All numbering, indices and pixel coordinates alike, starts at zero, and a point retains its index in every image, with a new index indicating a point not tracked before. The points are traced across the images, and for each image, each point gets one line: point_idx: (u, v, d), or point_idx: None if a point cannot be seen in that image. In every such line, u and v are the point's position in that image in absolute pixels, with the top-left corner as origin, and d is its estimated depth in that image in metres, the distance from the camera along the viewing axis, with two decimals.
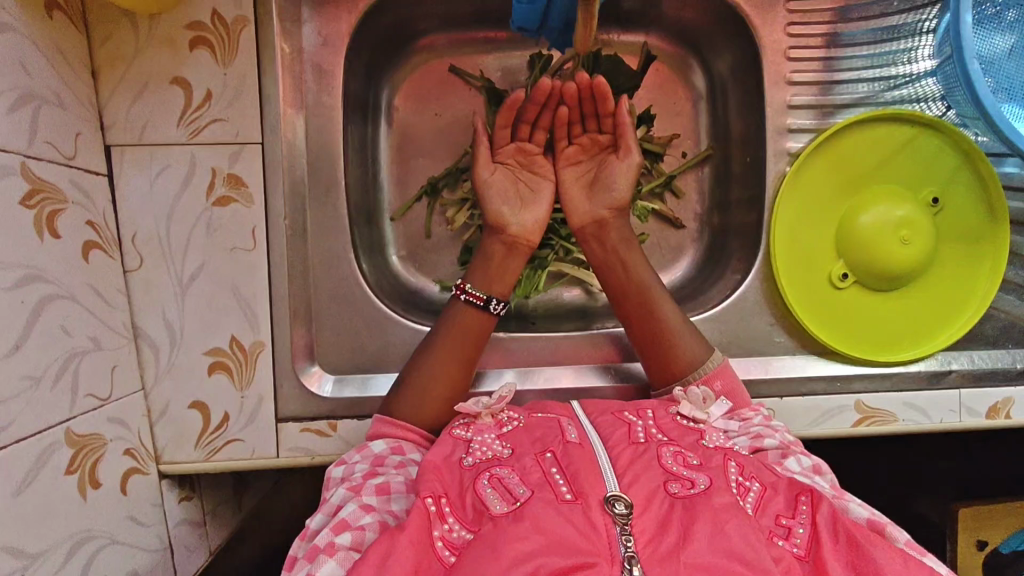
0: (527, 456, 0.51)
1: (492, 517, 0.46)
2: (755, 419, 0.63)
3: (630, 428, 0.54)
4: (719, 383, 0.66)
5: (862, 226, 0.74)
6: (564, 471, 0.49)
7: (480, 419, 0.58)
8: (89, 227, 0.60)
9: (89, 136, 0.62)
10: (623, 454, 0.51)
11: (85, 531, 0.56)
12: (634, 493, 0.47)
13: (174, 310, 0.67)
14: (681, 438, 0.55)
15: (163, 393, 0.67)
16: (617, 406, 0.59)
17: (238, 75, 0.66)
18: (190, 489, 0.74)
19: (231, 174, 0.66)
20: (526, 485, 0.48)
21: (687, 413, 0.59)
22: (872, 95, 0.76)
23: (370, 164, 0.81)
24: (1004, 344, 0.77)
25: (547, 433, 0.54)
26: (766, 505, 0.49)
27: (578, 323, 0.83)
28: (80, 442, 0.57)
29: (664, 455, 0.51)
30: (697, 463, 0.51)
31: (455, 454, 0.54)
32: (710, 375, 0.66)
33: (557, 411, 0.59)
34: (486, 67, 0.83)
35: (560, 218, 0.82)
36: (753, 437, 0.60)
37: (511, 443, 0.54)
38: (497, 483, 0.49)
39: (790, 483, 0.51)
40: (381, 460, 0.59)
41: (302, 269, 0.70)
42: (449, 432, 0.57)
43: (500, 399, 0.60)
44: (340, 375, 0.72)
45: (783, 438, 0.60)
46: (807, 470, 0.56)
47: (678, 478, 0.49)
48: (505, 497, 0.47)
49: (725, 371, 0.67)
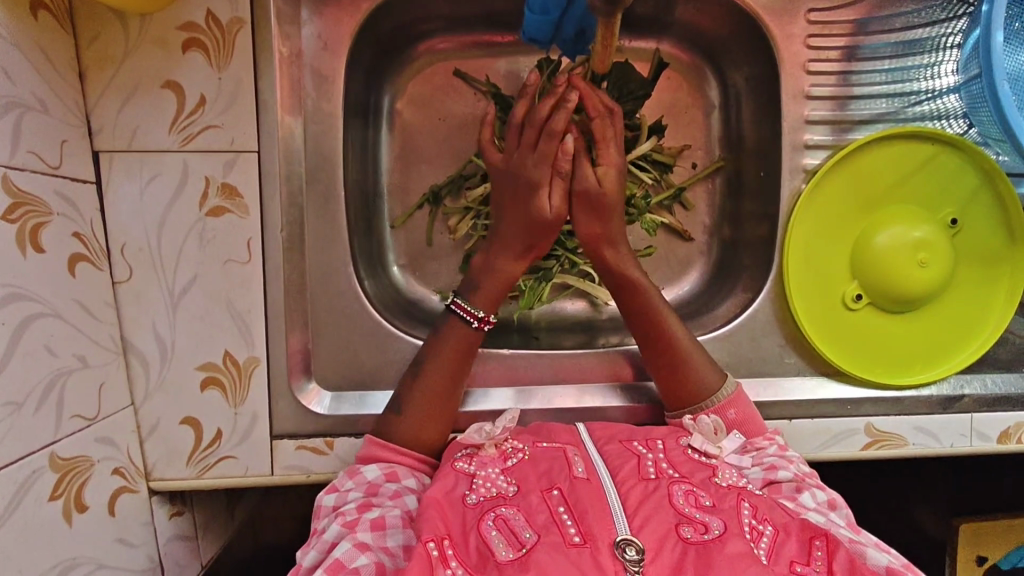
0: (534, 494, 0.50)
1: (497, 565, 0.44)
2: (771, 449, 0.61)
3: (639, 461, 0.54)
4: (732, 412, 0.64)
5: (878, 246, 0.72)
6: (572, 511, 0.48)
7: (483, 450, 0.58)
8: (75, 239, 0.58)
9: (76, 143, 0.59)
10: (632, 492, 0.50)
11: (70, 558, 0.53)
12: (644, 538, 0.45)
13: (165, 324, 0.64)
14: (693, 476, 0.54)
15: (152, 409, 0.65)
16: (626, 434, 0.60)
17: (234, 80, 0.63)
18: (182, 504, 0.71)
19: (226, 184, 0.63)
20: (532, 528, 0.47)
21: (699, 447, 0.58)
22: (892, 112, 0.74)
23: (370, 170, 0.78)
24: (1018, 368, 0.75)
25: (552, 467, 0.53)
26: (779, 550, 0.47)
27: (583, 338, 0.81)
28: (65, 466, 0.54)
29: (676, 493, 0.50)
30: (709, 504, 0.50)
31: (458, 489, 0.53)
32: (724, 403, 0.65)
33: (562, 440, 0.58)
34: (492, 71, 0.80)
35: (567, 230, 0.79)
36: (767, 468, 0.59)
37: (517, 479, 0.53)
38: (502, 526, 0.48)
39: (801, 525, 0.49)
40: (374, 489, 0.57)
41: (299, 281, 0.67)
42: (452, 465, 0.57)
43: (503, 429, 0.59)
44: (338, 391, 0.69)
45: (798, 469, 0.59)
46: (821, 506, 0.55)
47: (691, 521, 0.47)
48: (511, 542, 0.46)
49: (738, 399, 0.65)
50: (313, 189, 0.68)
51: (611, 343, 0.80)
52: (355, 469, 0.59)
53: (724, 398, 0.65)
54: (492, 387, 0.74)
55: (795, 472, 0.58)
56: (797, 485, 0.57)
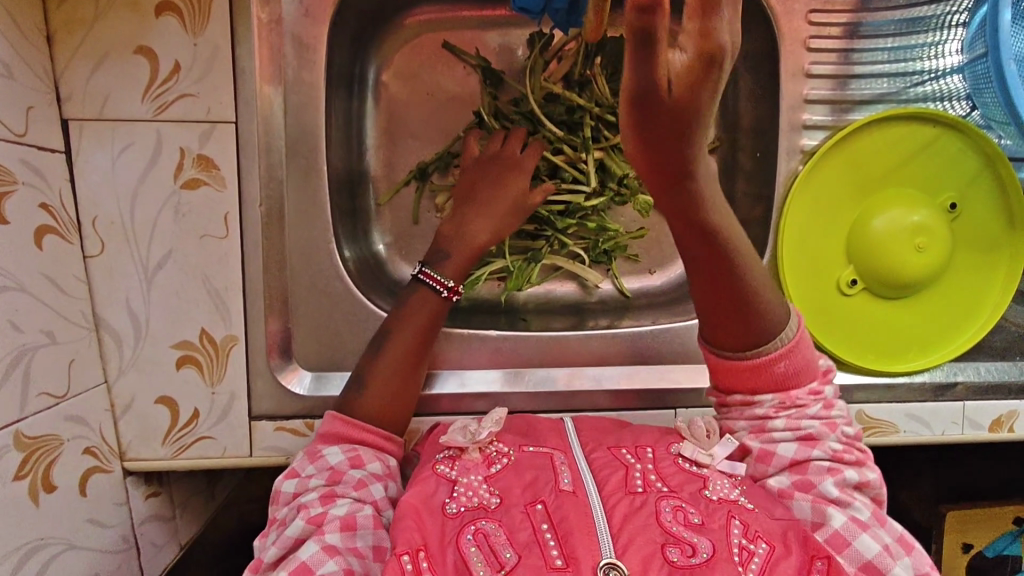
0: (516, 508, 0.49)
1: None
2: (813, 409, 0.56)
3: (627, 472, 0.52)
4: (784, 364, 0.55)
5: (875, 230, 0.70)
6: (556, 530, 0.46)
7: (466, 453, 0.56)
8: (42, 210, 0.55)
9: (44, 110, 0.56)
10: (617, 509, 0.48)
11: (37, 539, 0.52)
12: (629, 561, 0.44)
13: (140, 300, 0.62)
14: (681, 489, 0.52)
15: (126, 387, 0.63)
16: (615, 439, 0.58)
17: (210, 46, 0.60)
18: (159, 485, 0.70)
19: (202, 155, 0.61)
20: (513, 547, 0.46)
21: (689, 456, 0.56)
22: (894, 92, 0.71)
23: (355, 145, 0.76)
24: (1012, 356, 0.74)
25: (538, 478, 0.52)
26: (776, 567, 0.46)
27: (572, 320, 0.79)
28: (32, 445, 0.52)
29: (664, 510, 0.48)
30: (699, 522, 0.48)
31: (437, 495, 0.52)
32: (777, 356, 0.55)
33: (551, 444, 0.57)
34: (483, 43, 0.77)
35: (557, 212, 0.76)
36: (802, 441, 0.55)
37: (500, 489, 0.52)
38: (482, 542, 0.47)
39: (806, 543, 0.47)
40: (337, 475, 0.55)
41: (279, 258, 0.65)
42: (433, 467, 0.55)
43: (488, 432, 0.56)
44: (318, 371, 0.67)
45: (839, 438, 0.56)
46: (846, 495, 0.53)
47: (679, 541, 0.46)
48: (490, 561, 0.45)
49: (796, 349, 0.55)
50: (294, 163, 0.65)
51: (601, 324, 0.78)
52: (316, 452, 0.58)
53: (779, 351, 0.55)
54: (478, 369, 0.72)
55: (833, 450, 0.55)
56: (832, 471, 0.54)
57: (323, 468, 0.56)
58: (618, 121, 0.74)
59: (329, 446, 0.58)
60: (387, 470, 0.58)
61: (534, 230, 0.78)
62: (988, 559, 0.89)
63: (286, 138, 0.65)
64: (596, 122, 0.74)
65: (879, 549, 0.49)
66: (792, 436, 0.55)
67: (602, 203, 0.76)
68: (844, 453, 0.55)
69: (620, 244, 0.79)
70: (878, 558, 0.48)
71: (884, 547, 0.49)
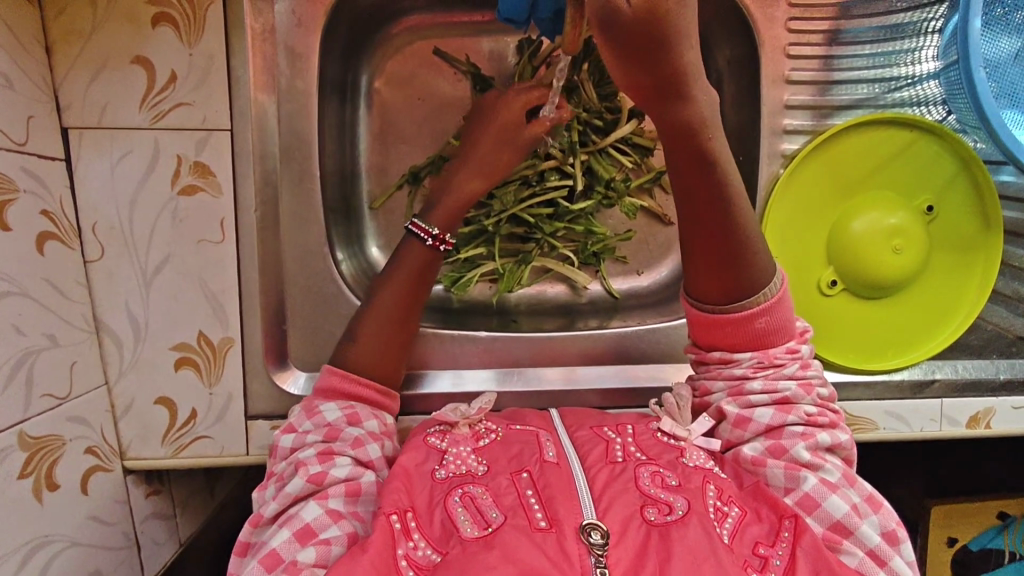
0: (503, 475, 0.51)
1: (461, 542, 0.46)
2: (790, 370, 0.56)
3: (608, 445, 0.55)
4: (762, 321, 0.56)
5: (854, 232, 0.72)
6: (539, 495, 0.48)
7: (456, 428, 0.58)
8: (44, 217, 0.57)
9: (44, 119, 0.58)
10: (599, 476, 0.50)
11: (40, 536, 0.54)
12: (609, 522, 0.46)
13: (139, 304, 0.64)
14: (659, 457, 0.54)
15: (126, 388, 0.65)
16: (596, 421, 0.60)
17: (205, 57, 0.62)
18: (159, 484, 0.71)
19: (199, 162, 0.63)
20: (499, 508, 0.48)
21: (668, 430, 0.58)
22: (872, 97, 0.74)
23: (348, 151, 0.78)
24: (989, 354, 0.76)
25: (523, 449, 0.54)
26: (744, 531, 0.49)
27: (562, 321, 0.81)
28: (35, 444, 0.54)
29: (642, 476, 0.51)
30: (676, 484, 0.51)
31: (427, 462, 0.55)
32: (759, 311, 0.56)
33: (536, 424, 0.59)
34: (472, 50, 0.79)
35: (546, 216, 0.79)
36: (779, 406, 0.55)
37: (487, 459, 0.54)
38: (469, 503, 0.49)
39: (775, 506, 0.51)
40: (334, 433, 0.58)
41: (275, 262, 0.67)
42: (424, 440, 0.58)
43: (479, 409, 0.59)
44: (312, 370, 0.69)
45: (813, 403, 0.56)
46: (818, 457, 0.54)
47: (656, 503, 0.48)
48: (476, 520, 0.47)
49: (775, 308, 0.56)
50: (288, 169, 0.67)
51: (591, 326, 0.79)
52: (313, 408, 0.60)
53: (760, 306, 0.56)
54: (471, 369, 0.74)
55: (807, 413, 0.55)
56: (804, 436, 0.54)
57: (320, 424, 0.59)
58: (605, 126, 0.78)
59: (327, 400, 0.61)
60: (383, 428, 0.61)
61: (524, 233, 0.80)
62: (972, 554, 0.90)
63: (280, 145, 0.66)
64: (584, 126, 0.77)
65: (848, 507, 0.51)
66: (769, 401, 0.56)
67: (589, 205, 0.78)
68: (818, 416, 0.56)
69: (609, 246, 0.80)
70: (846, 517, 0.51)
71: (852, 505, 0.51)
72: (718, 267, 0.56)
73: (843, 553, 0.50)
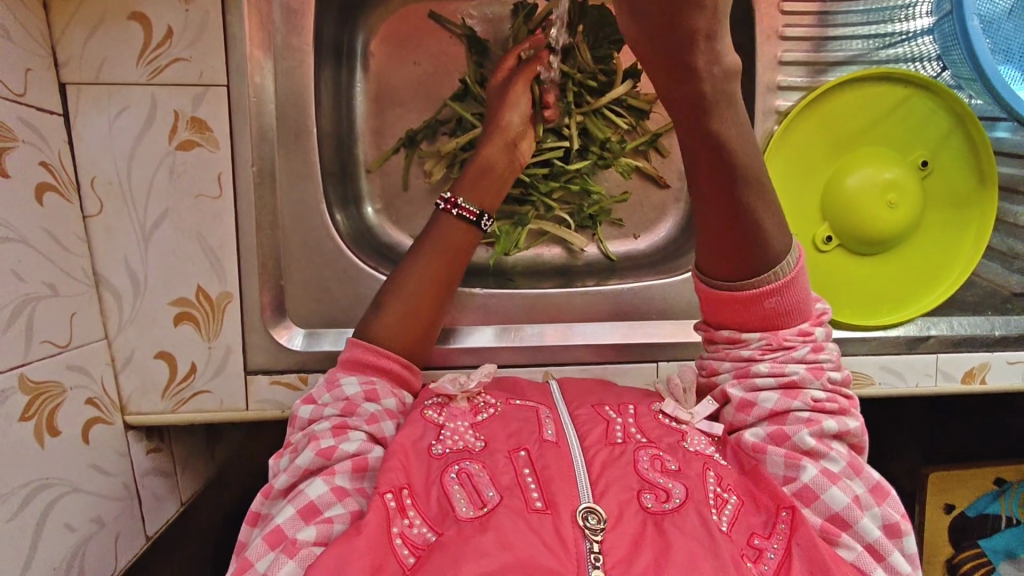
0: (500, 453, 0.52)
1: (456, 522, 0.47)
2: (799, 352, 0.55)
3: (608, 425, 0.55)
4: (774, 301, 0.55)
5: (848, 188, 0.72)
6: (536, 474, 0.49)
7: (454, 401, 0.59)
8: (42, 168, 0.58)
9: (41, 72, 0.58)
10: (597, 457, 0.51)
11: (43, 478, 0.55)
12: (606, 505, 0.47)
13: (137, 259, 0.65)
14: (659, 440, 0.55)
15: (126, 343, 0.66)
16: (599, 398, 0.61)
17: (201, 12, 0.62)
18: (159, 441, 0.72)
19: (195, 118, 0.63)
20: (495, 487, 0.49)
21: (670, 412, 0.59)
22: (867, 53, 0.74)
23: (344, 113, 0.78)
24: (985, 311, 0.77)
25: (522, 427, 0.55)
26: (740, 520, 0.49)
27: (559, 281, 0.81)
28: (35, 389, 0.55)
29: (641, 459, 0.51)
30: (675, 469, 0.51)
31: (425, 438, 0.55)
32: (770, 290, 0.54)
33: (536, 400, 0.60)
34: (466, 12, 0.79)
35: (542, 175, 0.79)
36: (784, 390, 0.55)
37: (484, 435, 0.55)
38: (465, 481, 0.50)
39: (775, 494, 0.50)
40: (351, 407, 0.58)
41: (271, 219, 0.68)
42: (422, 414, 0.58)
43: (478, 382, 0.61)
44: (311, 328, 0.70)
45: (821, 387, 0.55)
46: (825, 444, 0.53)
47: (654, 489, 0.49)
48: (472, 499, 0.48)
49: (789, 286, 0.55)
50: (284, 126, 0.68)
51: (587, 285, 0.80)
52: (333, 381, 0.61)
53: (771, 287, 0.54)
54: (469, 327, 0.75)
55: (814, 399, 0.54)
56: (809, 422, 0.54)
57: (339, 398, 0.60)
58: (600, 87, 0.79)
59: (349, 372, 0.62)
60: (400, 407, 0.62)
61: (520, 195, 0.81)
62: (970, 520, 0.90)
63: (276, 103, 0.67)
64: (579, 87, 0.78)
65: (849, 500, 0.51)
66: (774, 384, 0.55)
67: (584, 165, 0.79)
68: (825, 402, 0.55)
69: (604, 208, 0.81)
70: (846, 512, 0.50)
71: (853, 499, 0.51)
72: (729, 239, 0.54)
73: (841, 547, 0.50)
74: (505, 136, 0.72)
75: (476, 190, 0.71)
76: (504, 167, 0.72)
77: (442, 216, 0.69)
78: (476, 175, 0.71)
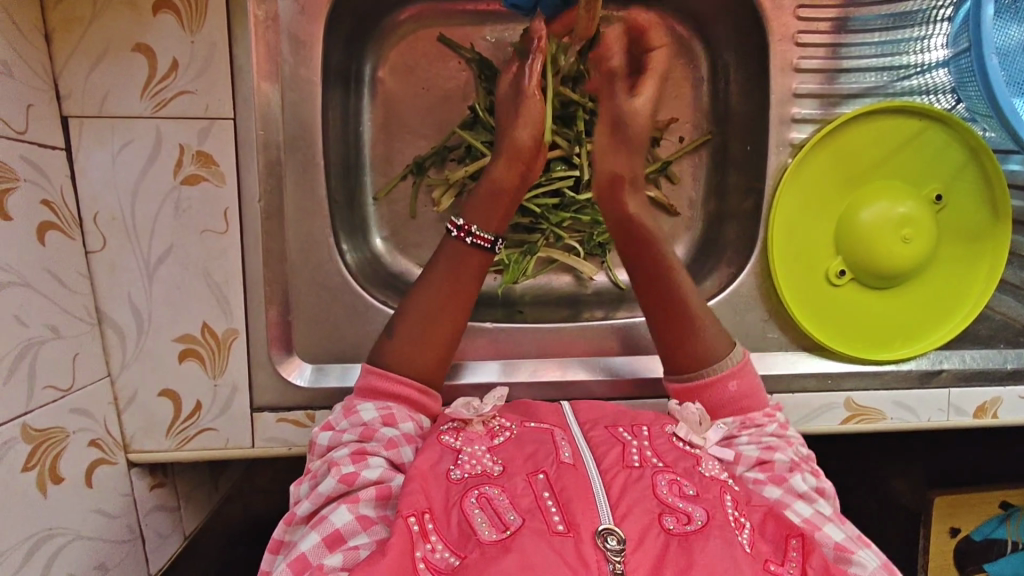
0: (519, 476, 0.51)
1: (479, 545, 0.45)
2: (770, 428, 0.61)
3: (625, 448, 0.54)
4: (734, 383, 0.63)
5: (862, 222, 0.72)
6: (557, 497, 0.48)
7: (470, 425, 0.58)
8: (44, 207, 0.56)
9: (43, 108, 0.57)
10: (616, 481, 0.50)
11: (45, 529, 0.53)
12: (627, 528, 0.46)
13: (141, 295, 0.63)
14: (675, 465, 0.54)
15: (130, 381, 0.64)
16: (612, 419, 0.59)
17: (207, 44, 0.60)
18: (163, 476, 0.71)
19: (201, 152, 0.62)
20: (516, 511, 0.48)
21: (683, 436, 0.58)
22: (881, 86, 0.73)
23: (352, 140, 0.77)
24: (996, 344, 0.76)
25: (539, 449, 0.53)
26: (756, 544, 0.49)
27: (567, 312, 0.80)
28: (38, 437, 0.53)
29: (659, 484, 0.50)
30: (693, 494, 0.50)
31: (443, 463, 0.54)
32: (727, 375, 0.64)
33: (550, 422, 0.59)
34: (477, 39, 0.78)
35: (552, 205, 0.78)
36: (765, 448, 0.59)
37: (502, 459, 0.53)
38: (485, 505, 0.49)
39: (781, 522, 0.50)
40: (369, 433, 0.57)
41: (279, 254, 0.66)
42: (438, 439, 0.57)
43: (492, 407, 0.59)
44: (318, 364, 0.69)
45: (795, 453, 0.60)
46: (812, 490, 0.57)
47: (674, 512, 0.48)
48: (494, 523, 0.47)
49: (742, 372, 0.64)
50: (291, 158, 0.66)
51: (597, 316, 0.79)
52: (351, 408, 0.60)
53: (729, 370, 0.64)
54: (479, 362, 0.74)
55: (790, 458, 0.59)
56: (793, 468, 0.58)
57: (357, 424, 0.58)
58: None
59: (367, 400, 0.60)
60: (419, 431, 0.60)
61: (529, 223, 0.79)
62: (975, 544, 0.88)
63: (284, 135, 0.66)
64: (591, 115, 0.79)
65: (845, 536, 0.53)
66: (755, 446, 0.60)
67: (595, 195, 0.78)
68: (800, 462, 0.59)
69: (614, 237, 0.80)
70: (846, 544, 0.52)
71: (848, 536, 0.53)
72: (675, 325, 0.66)
73: (855, 565, 0.51)
74: (516, 163, 0.66)
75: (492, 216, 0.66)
76: (513, 192, 0.67)
77: (450, 243, 0.65)
78: (489, 202, 0.66)
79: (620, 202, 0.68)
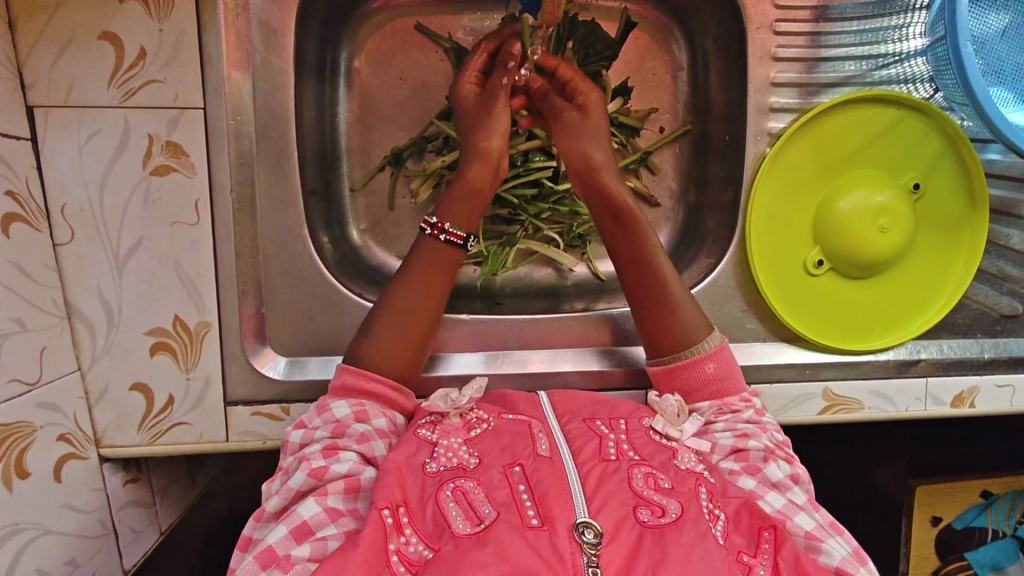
0: (495, 469, 0.51)
1: (453, 538, 0.45)
2: (746, 414, 0.61)
3: (601, 441, 0.54)
4: (711, 365, 0.63)
5: (841, 212, 0.71)
6: (532, 491, 0.48)
7: (447, 418, 0.58)
8: (8, 198, 0.55)
9: (5, 96, 0.56)
10: (592, 474, 0.49)
11: (12, 525, 0.53)
12: (603, 521, 0.46)
13: (111, 287, 0.62)
14: (652, 457, 0.54)
15: (101, 374, 0.64)
16: (591, 411, 0.59)
17: (175, 32, 0.59)
18: (137, 471, 0.70)
19: (171, 142, 0.61)
20: (491, 504, 0.47)
21: (660, 429, 0.58)
22: (860, 74, 0.73)
23: (328, 131, 0.76)
24: (974, 333, 0.76)
25: (516, 442, 0.53)
26: (728, 538, 0.49)
27: (547, 303, 0.80)
28: (4, 431, 0.53)
29: (636, 476, 0.50)
30: (668, 486, 0.50)
31: (418, 456, 0.53)
32: (703, 356, 0.63)
33: (529, 413, 0.58)
34: (454, 28, 0.77)
35: (529, 196, 0.78)
36: (739, 435, 0.59)
37: (479, 451, 0.53)
38: (461, 498, 0.48)
39: (756, 513, 0.50)
40: (342, 428, 0.57)
41: (251, 246, 0.66)
42: (415, 432, 0.57)
43: (470, 398, 0.59)
44: (294, 357, 0.68)
45: (769, 439, 0.60)
46: (786, 479, 0.57)
47: (649, 504, 0.48)
48: (469, 516, 0.47)
49: (719, 355, 0.64)
50: (263, 148, 0.66)
51: (577, 308, 0.79)
52: (324, 405, 0.59)
53: (704, 353, 0.63)
54: (457, 353, 0.73)
55: (765, 442, 0.59)
56: (767, 457, 0.57)
57: (329, 421, 0.58)
58: None
59: (338, 398, 0.59)
60: (392, 427, 0.59)
61: (508, 215, 0.79)
62: (956, 532, 0.87)
63: (255, 125, 0.65)
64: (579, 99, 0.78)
65: (815, 524, 0.53)
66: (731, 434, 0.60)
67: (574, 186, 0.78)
68: (776, 447, 0.59)
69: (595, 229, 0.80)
70: (816, 532, 0.52)
71: (818, 524, 0.53)
72: (649, 300, 0.66)
73: (824, 553, 0.51)
74: (489, 161, 0.67)
75: (463, 213, 0.66)
76: (490, 190, 0.68)
77: (426, 241, 0.65)
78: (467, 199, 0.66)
79: (594, 193, 0.67)
